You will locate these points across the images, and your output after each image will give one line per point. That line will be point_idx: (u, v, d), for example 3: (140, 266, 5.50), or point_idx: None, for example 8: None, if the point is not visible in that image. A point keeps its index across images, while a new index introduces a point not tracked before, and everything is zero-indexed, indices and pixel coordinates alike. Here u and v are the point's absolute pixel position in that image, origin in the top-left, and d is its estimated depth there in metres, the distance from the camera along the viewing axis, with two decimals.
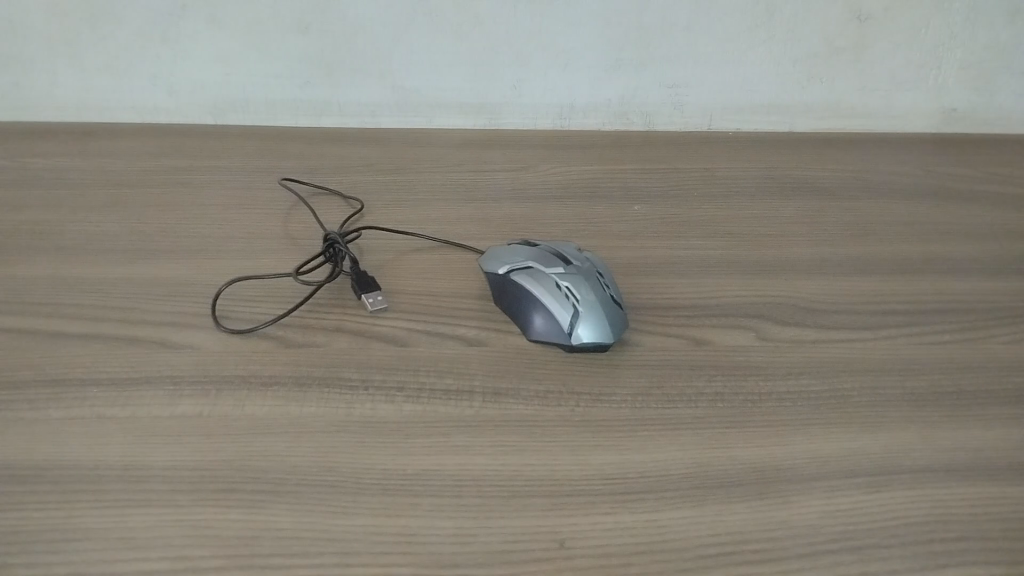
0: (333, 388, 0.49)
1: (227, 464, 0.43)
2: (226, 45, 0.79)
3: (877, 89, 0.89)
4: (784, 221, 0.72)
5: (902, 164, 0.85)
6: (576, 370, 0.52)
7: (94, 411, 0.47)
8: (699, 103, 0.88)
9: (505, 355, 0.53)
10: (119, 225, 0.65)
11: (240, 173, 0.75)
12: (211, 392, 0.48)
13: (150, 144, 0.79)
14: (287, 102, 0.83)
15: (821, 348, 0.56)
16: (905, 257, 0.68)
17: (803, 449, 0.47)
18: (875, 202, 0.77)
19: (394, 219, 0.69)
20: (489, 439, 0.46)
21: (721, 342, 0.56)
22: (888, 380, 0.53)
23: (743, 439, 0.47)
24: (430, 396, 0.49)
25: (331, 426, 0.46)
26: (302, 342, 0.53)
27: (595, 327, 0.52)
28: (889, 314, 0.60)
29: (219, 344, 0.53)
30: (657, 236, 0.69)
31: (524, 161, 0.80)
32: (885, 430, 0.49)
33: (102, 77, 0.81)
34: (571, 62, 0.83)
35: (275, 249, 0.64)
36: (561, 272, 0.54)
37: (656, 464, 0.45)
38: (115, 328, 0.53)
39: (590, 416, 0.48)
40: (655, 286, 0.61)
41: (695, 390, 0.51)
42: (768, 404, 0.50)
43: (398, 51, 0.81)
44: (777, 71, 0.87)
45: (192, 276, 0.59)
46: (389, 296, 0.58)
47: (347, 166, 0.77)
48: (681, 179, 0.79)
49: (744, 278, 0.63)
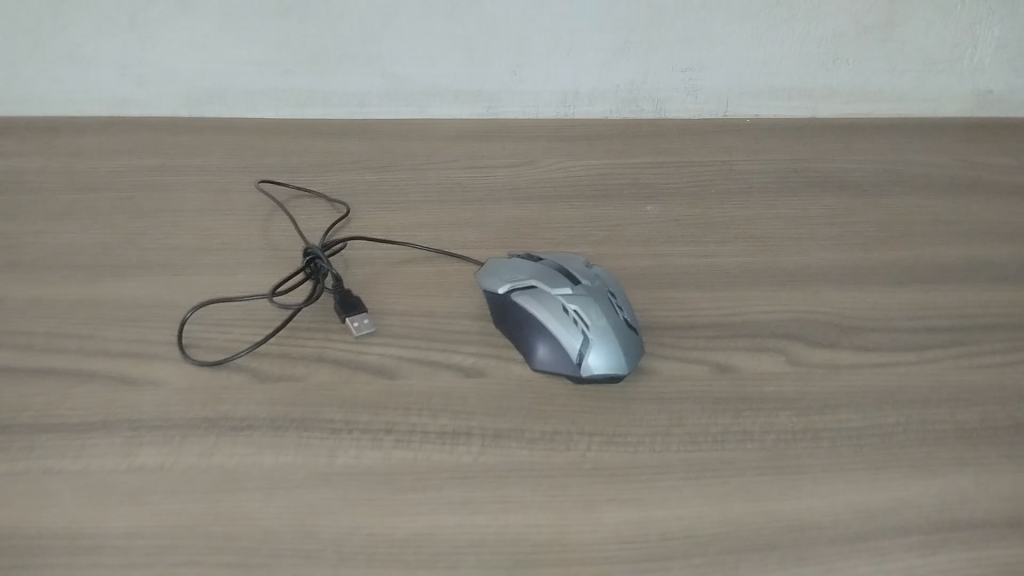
0: (313, 432, 0.44)
1: (191, 531, 0.38)
2: (198, 32, 0.73)
3: (908, 70, 0.82)
4: (811, 223, 0.66)
5: (936, 154, 0.78)
6: (586, 406, 0.46)
7: (43, 465, 0.41)
8: (714, 88, 0.81)
9: (506, 387, 0.47)
10: (82, 236, 0.59)
11: (216, 173, 0.69)
12: (176, 438, 0.43)
13: (119, 140, 0.73)
14: (267, 92, 0.76)
15: (859, 374, 0.50)
16: (947, 262, 0.61)
17: (845, 501, 0.41)
18: (909, 199, 0.70)
19: (383, 225, 0.62)
20: (488, 493, 0.41)
21: (747, 367, 0.50)
22: (937, 413, 0.47)
23: (776, 490, 0.42)
24: (422, 441, 0.44)
25: (309, 479, 0.41)
26: (278, 375, 0.47)
27: (607, 356, 0.47)
28: (931, 330, 0.54)
29: (186, 379, 0.47)
30: (673, 241, 0.62)
31: (526, 155, 0.74)
32: (937, 476, 0.43)
33: (65, 68, 0.74)
34: (575, 47, 0.76)
35: (252, 262, 0.58)
36: (568, 293, 0.49)
37: (679, 524, 0.40)
38: (69, 360, 0.48)
39: (604, 463, 0.43)
40: (672, 302, 0.55)
41: (720, 428, 0.45)
42: (804, 444, 0.45)
43: (387, 36, 0.74)
44: (801, 52, 0.79)
45: (160, 296, 0.54)
46: (378, 316, 0.53)
47: (332, 164, 0.71)
48: (696, 173, 0.72)
49: (770, 290, 0.57)
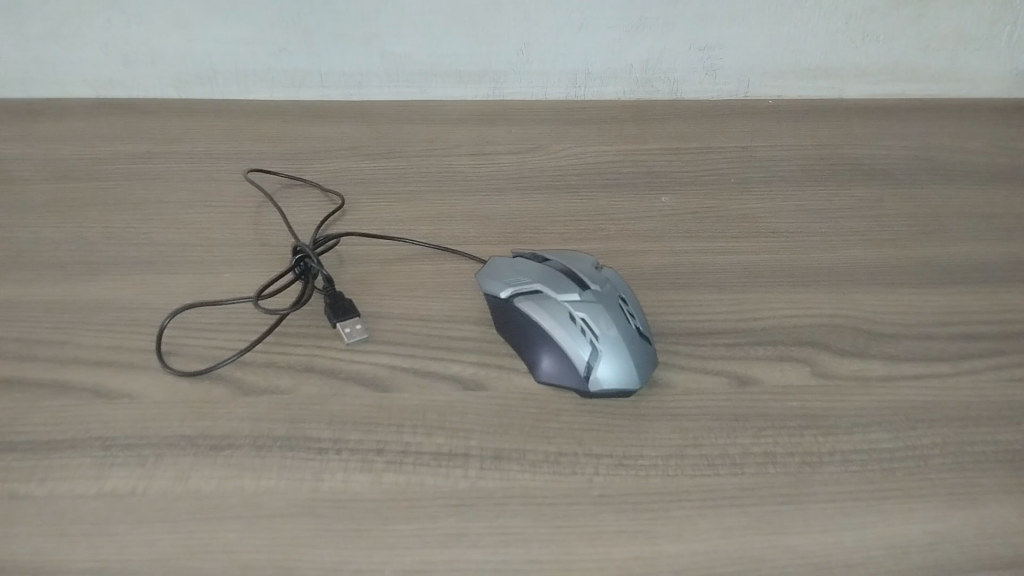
0: (298, 452, 0.40)
1: (163, 565, 0.35)
2: (184, 8, 0.68)
3: (943, 49, 0.77)
4: (839, 217, 0.62)
5: (972, 139, 0.73)
6: (594, 423, 0.43)
7: (7, 489, 0.38)
8: (735, 67, 0.76)
9: (507, 401, 0.44)
10: (61, 231, 0.56)
11: (204, 161, 0.65)
12: (150, 460, 0.40)
13: (102, 125, 0.69)
14: (260, 73, 0.72)
15: (891, 389, 0.46)
16: (985, 261, 0.57)
17: (875, 535, 0.38)
18: (943, 189, 0.66)
19: (379, 219, 0.59)
20: (487, 523, 0.38)
21: (769, 380, 0.46)
22: (975, 434, 0.44)
23: (800, 522, 0.38)
24: (416, 462, 0.40)
25: (293, 506, 0.38)
26: (263, 388, 0.44)
27: (618, 369, 0.43)
28: (970, 338, 0.50)
29: (163, 392, 0.43)
30: (689, 236, 0.58)
31: (533, 140, 0.69)
32: (977, 507, 0.40)
33: (46, 47, 0.70)
34: (586, 23, 0.71)
35: (238, 259, 0.54)
36: (575, 299, 0.45)
37: (694, 560, 0.36)
38: (40, 371, 0.44)
39: (613, 490, 0.39)
40: (689, 305, 0.51)
41: (740, 450, 0.42)
42: (830, 469, 0.41)
43: (385, 13, 0.69)
44: (828, 28, 0.74)
45: (139, 298, 0.50)
46: (370, 321, 0.49)
47: (327, 150, 0.67)
48: (715, 161, 0.68)
49: (794, 292, 0.53)
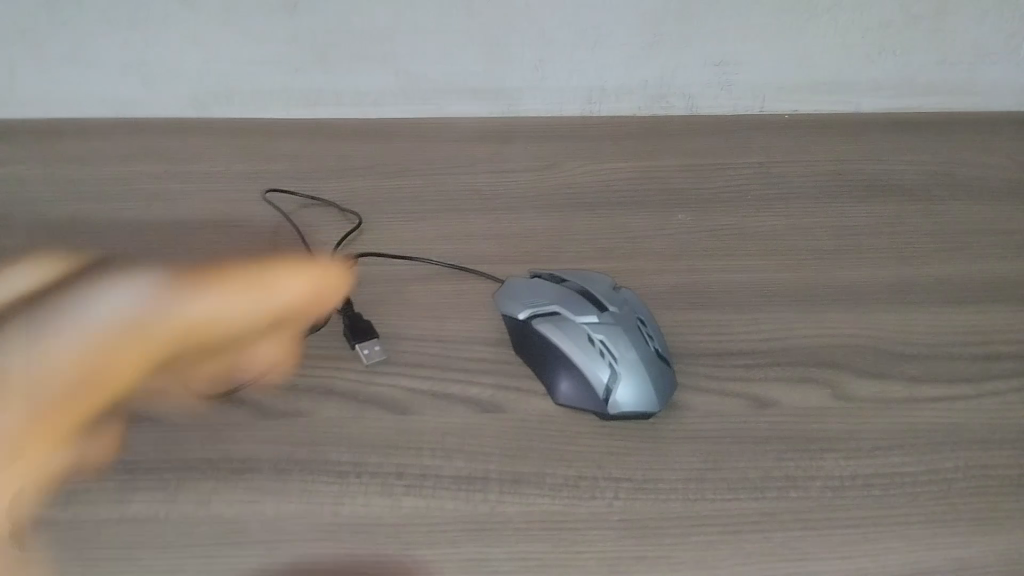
0: (318, 477, 0.41)
1: None
2: (202, 29, 0.69)
3: (959, 63, 0.76)
4: (856, 234, 0.61)
5: (990, 154, 0.73)
6: (613, 447, 0.43)
7: (31, 513, 0.39)
8: (750, 82, 0.76)
9: (526, 424, 0.44)
10: (82, 253, 0.57)
11: (222, 181, 0.65)
12: (172, 484, 0.40)
13: (122, 145, 0.70)
14: (276, 91, 0.73)
15: (912, 411, 0.46)
16: (1006, 278, 0.57)
17: (897, 562, 0.38)
18: (961, 205, 0.65)
19: (396, 238, 0.59)
20: (508, 549, 0.38)
21: (790, 402, 0.46)
22: (998, 456, 0.43)
23: (821, 547, 0.38)
24: (436, 487, 0.40)
25: (314, 531, 0.38)
26: (282, 411, 0.44)
27: (637, 392, 0.43)
28: (991, 358, 0.50)
29: (183, 415, 0.44)
30: (706, 254, 0.58)
31: (549, 157, 0.69)
32: (1000, 532, 0.40)
33: (66, 68, 0.71)
34: (600, 38, 0.71)
35: (257, 280, 0.54)
36: (593, 322, 0.45)
37: None
38: (63, 394, 0.45)
39: (632, 515, 0.39)
40: (707, 325, 0.51)
41: (760, 474, 0.42)
42: (851, 494, 0.41)
43: (401, 32, 0.70)
44: (844, 43, 0.74)
45: (159, 320, 0.51)
46: (388, 343, 0.49)
47: (343, 169, 0.67)
48: (730, 177, 0.67)
49: (813, 311, 0.53)
